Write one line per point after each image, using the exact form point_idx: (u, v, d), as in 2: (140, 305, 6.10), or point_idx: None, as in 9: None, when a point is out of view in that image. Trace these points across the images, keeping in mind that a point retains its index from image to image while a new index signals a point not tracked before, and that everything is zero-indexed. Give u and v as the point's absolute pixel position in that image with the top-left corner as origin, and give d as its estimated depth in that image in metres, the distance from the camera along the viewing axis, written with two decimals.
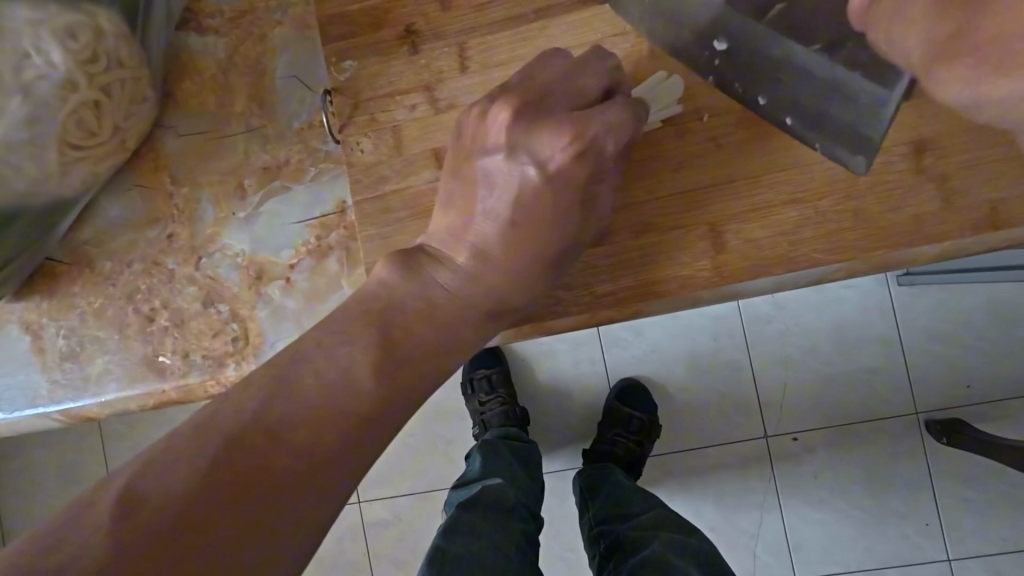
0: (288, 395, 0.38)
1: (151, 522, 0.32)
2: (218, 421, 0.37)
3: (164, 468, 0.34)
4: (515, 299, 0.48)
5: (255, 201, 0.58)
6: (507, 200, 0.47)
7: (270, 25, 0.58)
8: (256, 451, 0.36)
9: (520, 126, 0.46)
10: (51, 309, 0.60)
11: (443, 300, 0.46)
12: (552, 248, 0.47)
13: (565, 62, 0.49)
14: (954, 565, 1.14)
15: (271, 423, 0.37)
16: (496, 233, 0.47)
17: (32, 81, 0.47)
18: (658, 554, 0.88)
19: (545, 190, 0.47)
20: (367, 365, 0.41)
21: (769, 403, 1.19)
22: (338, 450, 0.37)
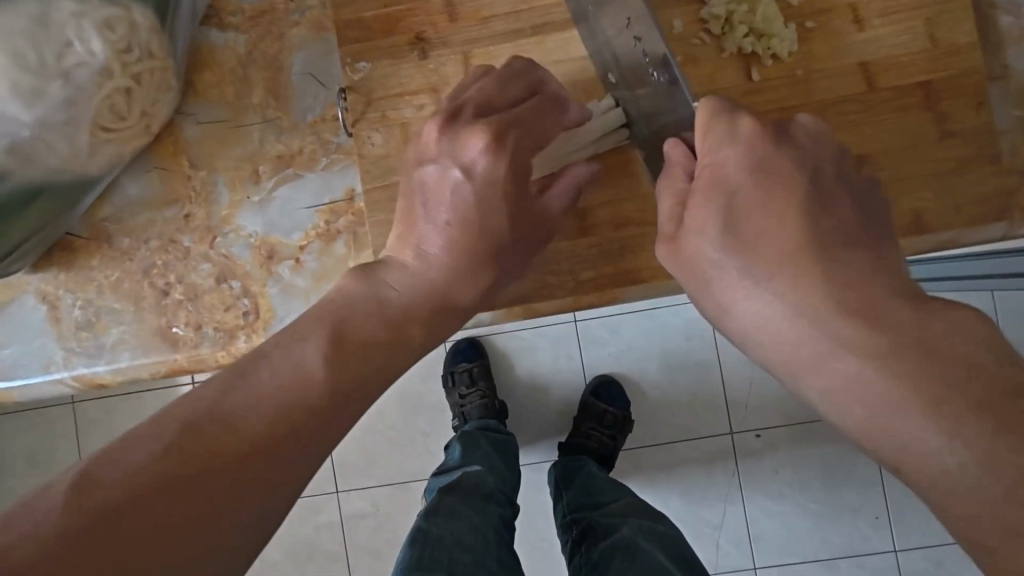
0: (251, 378, 0.38)
1: (152, 482, 0.33)
2: (177, 410, 0.36)
3: (167, 429, 0.35)
4: (463, 299, 0.49)
5: (268, 186, 0.63)
6: (443, 201, 0.49)
7: (289, 25, 0.63)
8: (237, 424, 0.36)
9: (447, 130, 0.49)
10: (69, 280, 0.64)
11: (421, 288, 0.48)
12: (487, 246, 0.49)
13: (493, 78, 0.53)
14: (898, 555, 1.25)
15: (238, 404, 0.37)
16: (439, 236, 0.49)
17: (72, 67, 0.51)
18: (628, 538, 0.95)
19: (477, 188, 0.48)
20: (324, 359, 0.40)
21: (734, 400, 1.27)
22: (332, 426, 0.39)
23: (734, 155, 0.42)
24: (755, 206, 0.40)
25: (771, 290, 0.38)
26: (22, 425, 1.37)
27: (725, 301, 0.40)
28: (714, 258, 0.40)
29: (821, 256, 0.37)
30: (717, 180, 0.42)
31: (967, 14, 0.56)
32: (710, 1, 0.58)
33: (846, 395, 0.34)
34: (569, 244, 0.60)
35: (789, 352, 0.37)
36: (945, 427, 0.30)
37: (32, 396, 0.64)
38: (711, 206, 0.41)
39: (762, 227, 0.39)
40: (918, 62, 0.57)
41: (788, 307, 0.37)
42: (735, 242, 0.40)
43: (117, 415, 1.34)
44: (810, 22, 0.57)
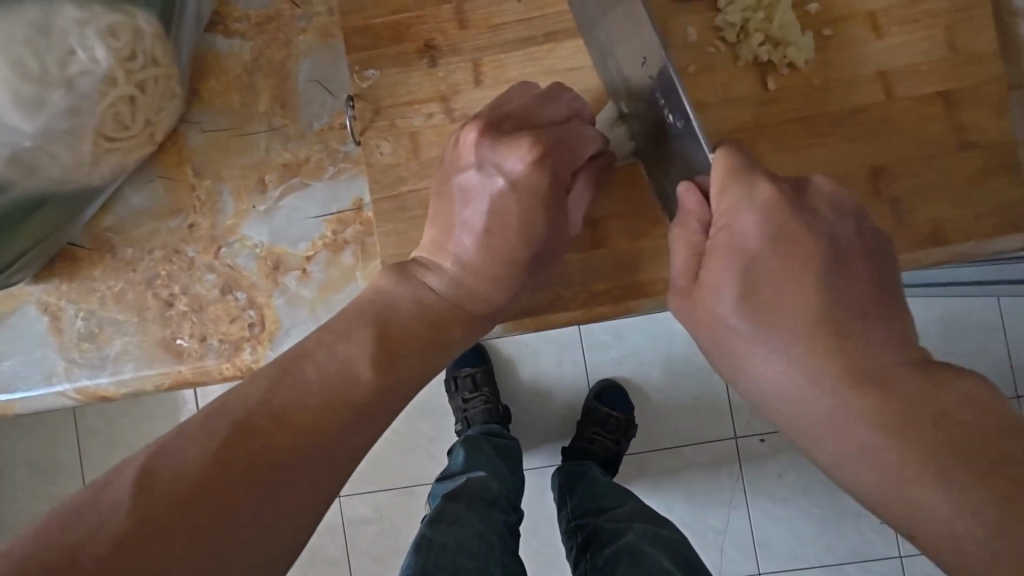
0: (293, 380, 0.40)
1: (168, 501, 0.34)
2: (226, 410, 0.38)
3: (179, 448, 0.36)
4: (496, 301, 0.52)
5: (275, 195, 0.62)
6: (484, 208, 0.52)
7: (296, 32, 0.62)
8: (261, 434, 0.38)
9: (488, 139, 0.52)
10: (72, 291, 0.63)
11: (435, 303, 0.49)
12: (525, 253, 0.52)
13: (534, 94, 0.55)
14: (905, 562, 1.24)
15: (277, 408, 0.39)
16: (476, 242, 0.52)
17: (76, 75, 0.50)
18: (632, 544, 0.94)
19: (512, 196, 0.51)
20: (367, 360, 0.43)
21: (740, 406, 1.27)
22: (339, 438, 0.39)
23: (750, 228, 0.44)
24: (772, 278, 0.42)
25: (778, 352, 0.41)
26: (22, 432, 1.36)
27: (745, 366, 0.43)
28: (731, 320, 0.43)
29: (857, 382, 0.38)
30: (735, 245, 0.44)
31: (987, 22, 0.55)
32: (726, 8, 0.56)
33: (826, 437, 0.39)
34: (583, 256, 0.59)
35: (797, 424, 0.40)
36: (952, 496, 0.34)
37: (35, 409, 0.63)
38: (728, 269, 0.43)
39: (781, 312, 0.41)
40: (937, 71, 0.56)
41: (805, 369, 0.39)
42: (749, 310, 0.42)
43: (117, 422, 1.33)
44: (827, 30, 0.56)
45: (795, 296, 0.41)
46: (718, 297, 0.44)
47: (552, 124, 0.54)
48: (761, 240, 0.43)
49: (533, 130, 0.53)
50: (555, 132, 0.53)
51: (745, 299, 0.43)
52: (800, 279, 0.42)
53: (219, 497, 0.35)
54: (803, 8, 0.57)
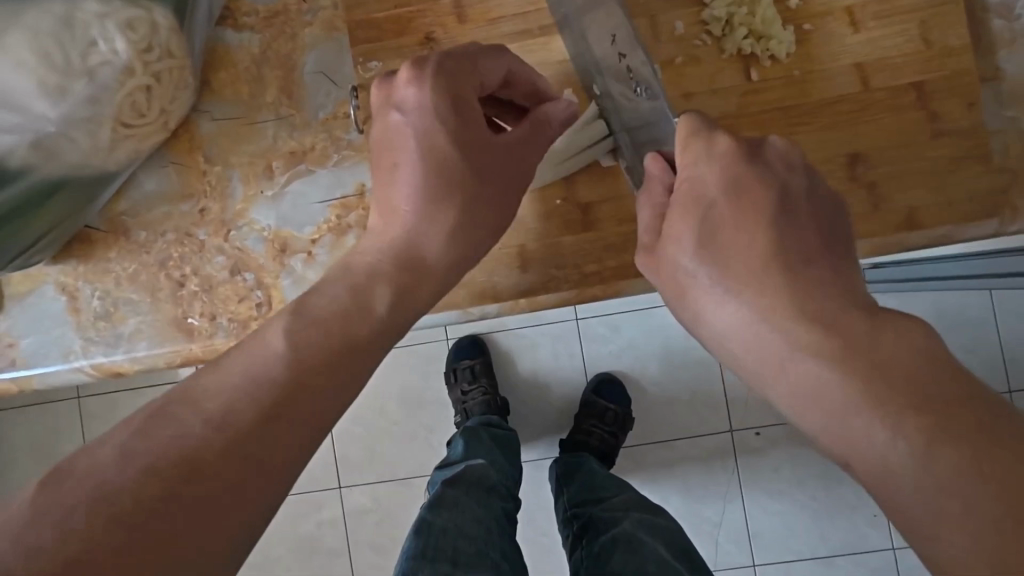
0: (238, 365, 0.38)
1: (122, 488, 0.32)
2: (181, 397, 0.37)
3: (178, 438, 0.35)
4: (453, 258, 0.48)
5: (281, 181, 0.65)
6: (415, 151, 0.48)
7: (302, 25, 0.65)
8: (212, 419, 0.36)
9: (401, 83, 0.48)
10: (88, 272, 0.66)
11: (384, 264, 0.46)
12: (474, 187, 0.48)
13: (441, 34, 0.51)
14: (896, 552, 1.26)
15: (227, 395, 0.37)
16: (417, 195, 0.48)
17: (96, 66, 0.53)
18: (630, 533, 0.97)
19: (441, 132, 0.47)
20: (306, 334, 0.40)
21: (733, 397, 1.29)
22: (301, 422, 0.37)
23: (711, 174, 0.43)
24: (724, 219, 0.42)
25: (737, 290, 0.39)
26: (27, 420, 1.39)
27: (695, 308, 0.42)
28: (685, 267, 0.42)
29: (785, 270, 0.39)
30: (692, 194, 0.43)
31: (959, 17, 0.58)
32: (712, 3, 0.60)
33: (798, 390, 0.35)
34: (574, 239, 0.62)
35: (739, 351, 0.39)
36: (917, 455, 0.30)
37: (51, 384, 0.66)
38: (682, 212, 0.43)
39: (733, 252, 0.40)
40: (912, 64, 0.58)
41: (751, 308, 0.38)
42: (709, 252, 0.41)
43: (121, 410, 1.36)
44: (807, 24, 0.59)
45: (753, 237, 0.40)
46: (673, 247, 0.43)
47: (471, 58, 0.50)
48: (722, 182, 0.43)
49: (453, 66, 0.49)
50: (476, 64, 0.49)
51: (709, 238, 0.41)
52: (743, 222, 0.41)
53: (177, 491, 0.33)
54: (785, 3, 0.60)
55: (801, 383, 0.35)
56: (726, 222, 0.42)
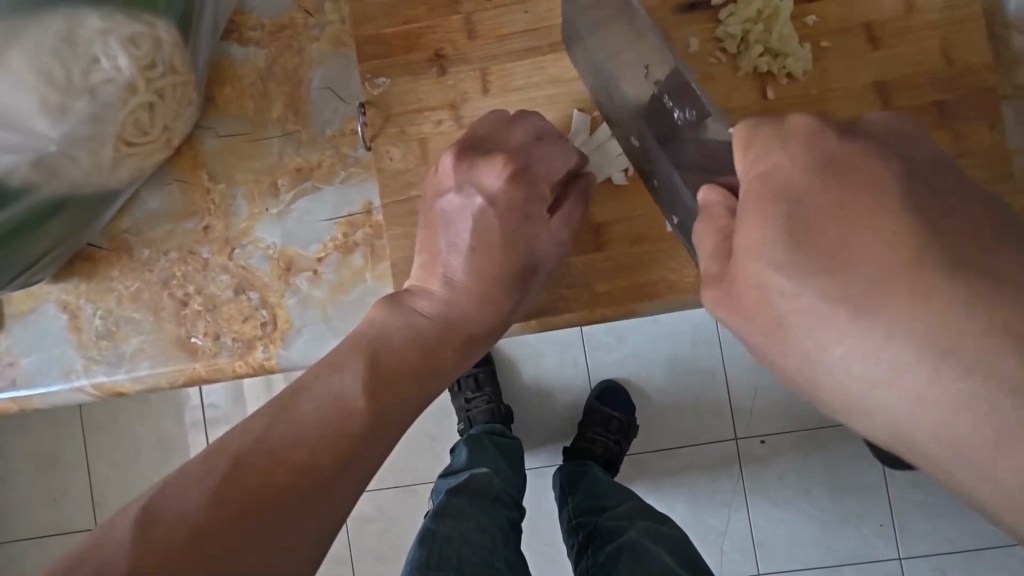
0: (287, 417, 0.41)
1: (168, 544, 0.35)
2: (227, 447, 0.40)
3: (186, 486, 0.37)
4: (487, 319, 0.54)
5: (286, 198, 0.64)
6: (468, 229, 0.54)
7: (309, 40, 0.63)
8: (257, 471, 0.38)
9: (464, 163, 0.55)
10: (90, 291, 0.65)
11: (426, 325, 0.51)
12: (511, 268, 0.55)
13: (504, 118, 0.57)
14: (905, 564, 1.25)
15: (272, 445, 0.40)
16: (464, 262, 0.54)
17: (98, 84, 0.51)
18: (634, 540, 0.96)
19: (492, 214, 0.54)
20: (360, 388, 0.44)
21: (740, 408, 1.28)
22: (337, 474, 0.40)
23: (789, 158, 0.36)
24: (829, 216, 0.33)
25: (873, 314, 0.29)
26: (27, 428, 1.38)
27: (814, 345, 0.32)
28: (788, 287, 0.33)
29: (929, 266, 0.29)
30: (776, 187, 0.36)
31: (980, 34, 0.57)
32: (727, 19, 0.58)
33: (981, 459, 0.26)
34: (584, 260, 0.61)
35: (883, 399, 0.29)
36: None
37: (51, 404, 0.65)
38: (772, 217, 0.35)
39: (861, 265, 0.31)
40: (932, 82, 0.57)
41: (900, 338, 0.28)
42: (809, 263, 0.33)
43: (121, 419, 1.35)
44: (825, 42, 0.58)
45: (866, 231, 0.32)
46: (760, 269, 0.35)
47: (526, 145, 0.56)
48: (805, 172, 0.35)
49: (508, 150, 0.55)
50: (530, 152, 0.55)
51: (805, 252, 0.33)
52: (856, 214, 0.32)
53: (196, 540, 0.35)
54: (802, 20, 0.58)
55: (990, 448, 0.25)
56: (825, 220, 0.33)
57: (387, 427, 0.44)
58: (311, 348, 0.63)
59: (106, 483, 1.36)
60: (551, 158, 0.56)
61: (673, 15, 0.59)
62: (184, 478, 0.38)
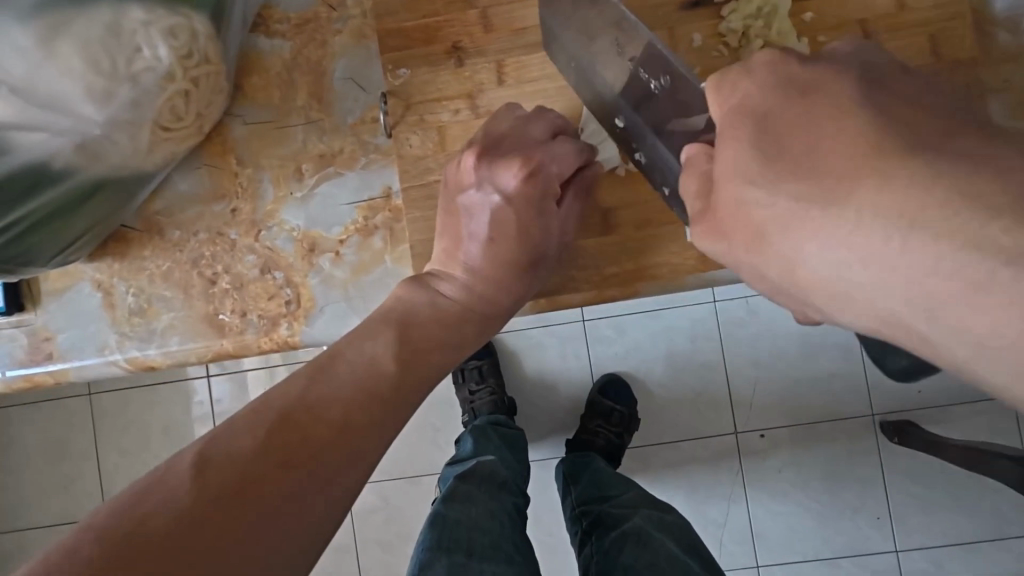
0: (324, 379, 0.45)
1: (221, 483, 0.37)
2: (268, 405, 0.42)
3: (229, 438, 0.40)
4: (503, 302, 0.58)
5: (310, 183, 0.67)
6: (486, 222, 0.58)
7: (332, 33, 0.67)
8: (301, 425, 0.41)
9: (484, 162, 0.58)
10: (123, 270, 0.68)
11: (449, 307, 0.56)
12: (526, 257, 0.59)
13: (519, 115, 0.61)
14: (900, 555, 1.28)
15: (314, 403, 0.43)
16: (482, 252, 0.58)
17: (140, 72, 0.54)
18: (638, 526, 0.97)
19: (510, 209, 0.58)
20: (391, 355, 0.49)
21: (739, 399, 1.31)
22: (366, 433, 0.44)
23: (756, 90, 0.41)
24: (794, 131, 0.38)
25: (845, 205, 0.33)
26: (38, 417, 1.41)
27: (789, 250, 0.36)
28: (768, 202, 0.37)
29: (897, 151, 0.32)
30: (745, 112, 0.41)
31: (968, 31, 0.60)
32: (729, 15, 0.62)
33: (944, 310, 0.29)
34: (594, 242, 0.64)
35: (858, 277, 0.32)
36: None
37: (84, 378, 0.69)
38: (746, 137, 0.39)
39: (821, 157, 0.35)
40: (923, 75, 0.61)
41: (865, 223, 0.32)
42: (786, 170, 0.37)
43: (132, 407, 1.39)
44: (822, 36, 0.61)
45: (829, 133, 0.36)
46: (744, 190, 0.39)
47: (540, 143, 0.60)
48: (765, 95, 0.41)
49: (524, 149, 0.59)
50: (544, 149, 0.59)
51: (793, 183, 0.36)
52: (828, 129, 0.36)
53: (243, 485, 0.38)
54: (800, 16, 0.62)
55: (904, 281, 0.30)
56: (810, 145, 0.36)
57: (413, 392, 0.48)
58: (333, 326, 0.67)
59: (115, 471, 1.39)
60: (561, 153, 0.60)
61: (679, 10, 0.62)
62: (234, 427, 0.41)
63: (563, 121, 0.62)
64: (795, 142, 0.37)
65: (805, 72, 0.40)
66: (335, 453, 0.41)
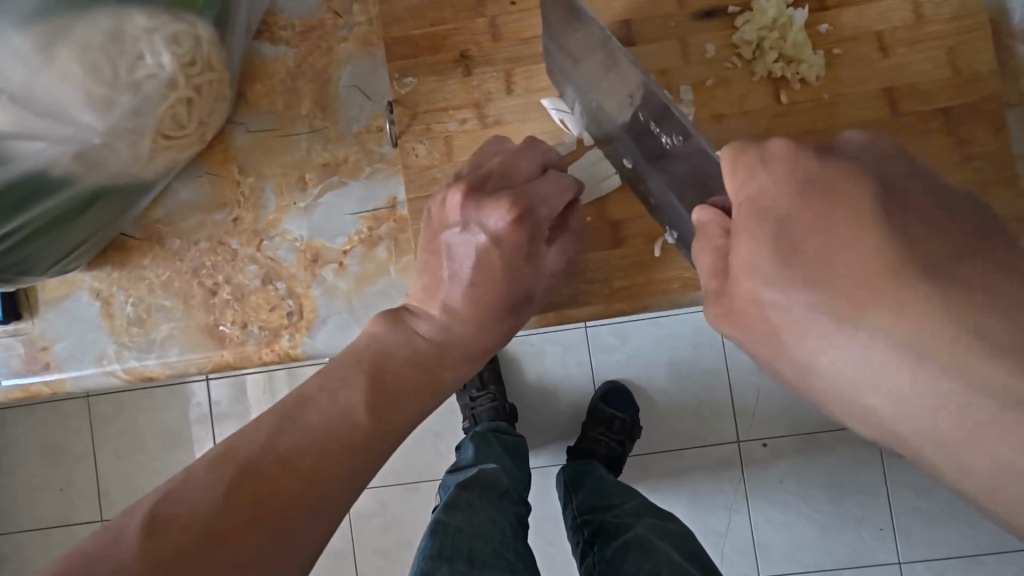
0: (295, 425, 0.43)
1: (178, 544, 0.36)
2: (233, 456, 0.41)
3: (189, 491, 0.39)
4: (483, 345, 0.55)
5: (315, 192, 0.66)
6: (470, 263, 0.55)
7: (337, 39, 0.66)
8: (266, 475, 0.40)
9: (473, 201, 0.55)
10: (122, 279, 0.67)
11: (426, 347, 0.52)
12: (508, 301, 0.56)
13: (508, 149, 0.60)
14: (903, 567, 1.26)
15: (281, 453, 0.41)
16: (464, 293, 0.55)
17: (142, 79, 0.53)
18: (641, 536, 0.96)
19: (495, 252, 0.55)
20: (364, 405, 0.46)
21: (742, 409, 1.30)
22: (335, 483, 0.42)
23: (772, 182, 0.39)
24: (810, 225, 0.36)
25: (860, 324, 0.32)
26: (32, 420, 1.40)
27: (804, 356, 0.35)
28: (784, 305, 0.35)
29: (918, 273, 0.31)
30: (758, 209, 0.39)
31: (986, 43, 0.59)
32: (743, 26, 0.61)
33: (965, 449, 0.28)
34: (603, 255, 0.63)
35: (879, 402, 0.31)
36: None
37: (81, 388, 0.67)
38: (759, 237, 0.38)
39: (848, 280, 0.33)
40: (940, 89, 0.59)
41: (881, 349, 0.31)
42: (798, 277, 0.35)
43: (128, 410, 1.37)
44: (837, 49, 0.60)
45: (850, 244, 0.34)
46: (765, 296, 0.37)
47: (529, 179, 0.58)
48: (785, 190, 0.38)
49: (512, 188, 0.56)
50: (532, 188, 0.57)
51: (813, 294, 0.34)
52: (849, 236, 0.34)
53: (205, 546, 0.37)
54: (815, 28, 0.61)
55: (946, 421, 0.28)
56: (838, 261, 0.34)
57: (386, 441, 0.46)
58: (335, 338, 0.65)
59: (109, 476, 1.37)
60: (549, 191, 0.58)
61: (692, 20, 0.61)
62: (196, 478, 0.40)
63: (554, 156, 0.62)
64: (815, 249, 0.35)
65: (817, 158, 0.38)
66: (305, 508, 0.40)
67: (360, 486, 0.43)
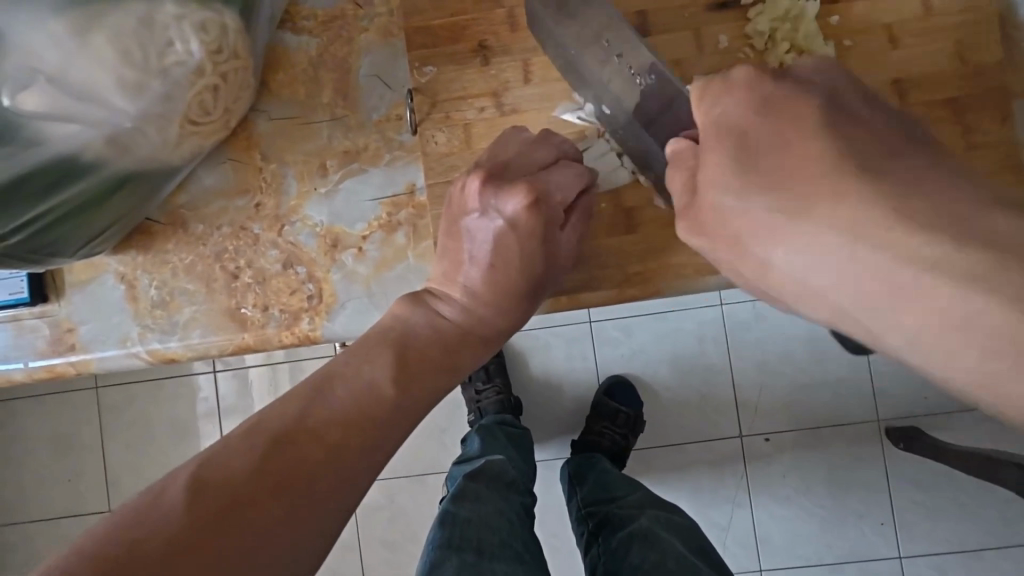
0: (322, 401, 0.44)
1: (215, 506, 0.38)
2: (263, 427, 0.42)
3: (226, 456, 0.40)
4: (498, 324, 0.58)
5: (335, 179, 0.68)
6: (488, 247, 0.57)
7: (358, 30, 0.67)
8: (298, 444, 0.42)
9: (490, 187, 0.57)
10: (146, 263, 0.69)
11: (448, 328, 0.54)
12: (525, 283, 0.58)
13: (524, 138, 0.61)
14: (904, 562, 1.28)
15: (310, 424, 0.43)
16: (482, 275, 0.57)
17: (171, 65, 0.53)
18: (646, 528, 0.97)
19: (513, 236, 0.57)
20: (389, 379, 0.47)
21: (746, 403, 1.31)
22: (361, 453, 0.44)
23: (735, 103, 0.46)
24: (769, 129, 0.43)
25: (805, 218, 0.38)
26: (42, 411, 1.41)
27: (760, 255, 0.42)
28: (741, 207, 0.42)
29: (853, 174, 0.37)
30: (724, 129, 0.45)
31: (992, 37, 0.61)
32: (755, 18, 0.62)
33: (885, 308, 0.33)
34: (616, 242, 0.65)
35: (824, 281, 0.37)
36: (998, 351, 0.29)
37: (105, 370, 0.69)
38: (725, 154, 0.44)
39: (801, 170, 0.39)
40: (947, 79, 0.61)
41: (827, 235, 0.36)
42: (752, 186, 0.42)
43: (137, 402, 1.39)
44: (848, 40, 0.62)
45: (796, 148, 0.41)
46: (724, 204, 0.44)
47: (543, 169, 0.60)
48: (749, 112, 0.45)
49: (528, 177, 0.59)
50: (545, 177, 0.59)
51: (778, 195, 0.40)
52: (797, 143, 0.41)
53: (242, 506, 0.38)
54: (826, 20, 0.62)
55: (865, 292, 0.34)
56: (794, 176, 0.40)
57: (408, 417, 0.47)
58: (353, 322, 0.67)
59: (119, 466, 1.39)
60: (561, 180, 0.60)
61: (706, 11, 0.63)
62: (231, 445, 0.41)
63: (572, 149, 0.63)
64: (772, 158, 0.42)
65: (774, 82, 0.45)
66: (330, 475, 0.41)
67: (381, 459, 0.45)
